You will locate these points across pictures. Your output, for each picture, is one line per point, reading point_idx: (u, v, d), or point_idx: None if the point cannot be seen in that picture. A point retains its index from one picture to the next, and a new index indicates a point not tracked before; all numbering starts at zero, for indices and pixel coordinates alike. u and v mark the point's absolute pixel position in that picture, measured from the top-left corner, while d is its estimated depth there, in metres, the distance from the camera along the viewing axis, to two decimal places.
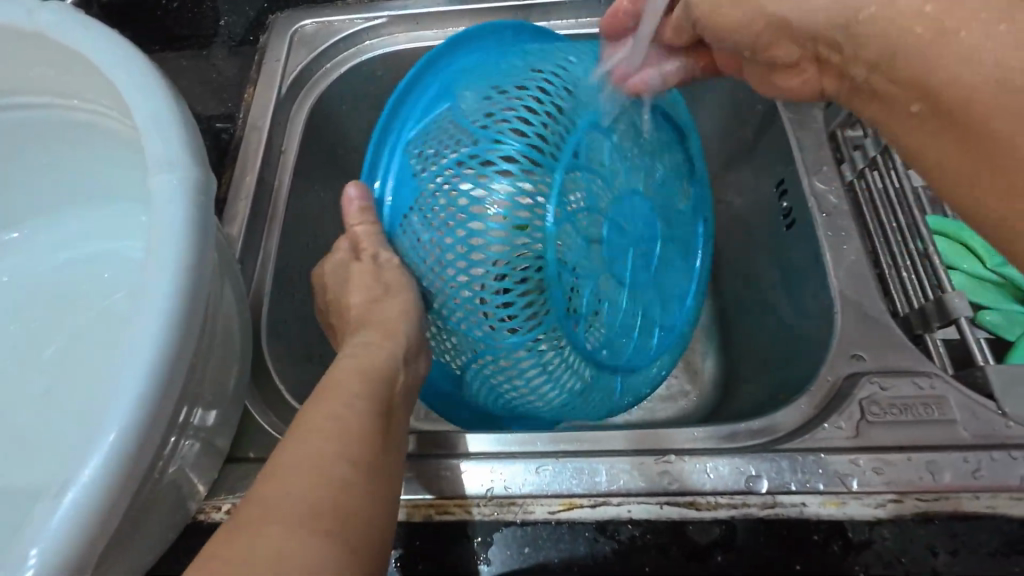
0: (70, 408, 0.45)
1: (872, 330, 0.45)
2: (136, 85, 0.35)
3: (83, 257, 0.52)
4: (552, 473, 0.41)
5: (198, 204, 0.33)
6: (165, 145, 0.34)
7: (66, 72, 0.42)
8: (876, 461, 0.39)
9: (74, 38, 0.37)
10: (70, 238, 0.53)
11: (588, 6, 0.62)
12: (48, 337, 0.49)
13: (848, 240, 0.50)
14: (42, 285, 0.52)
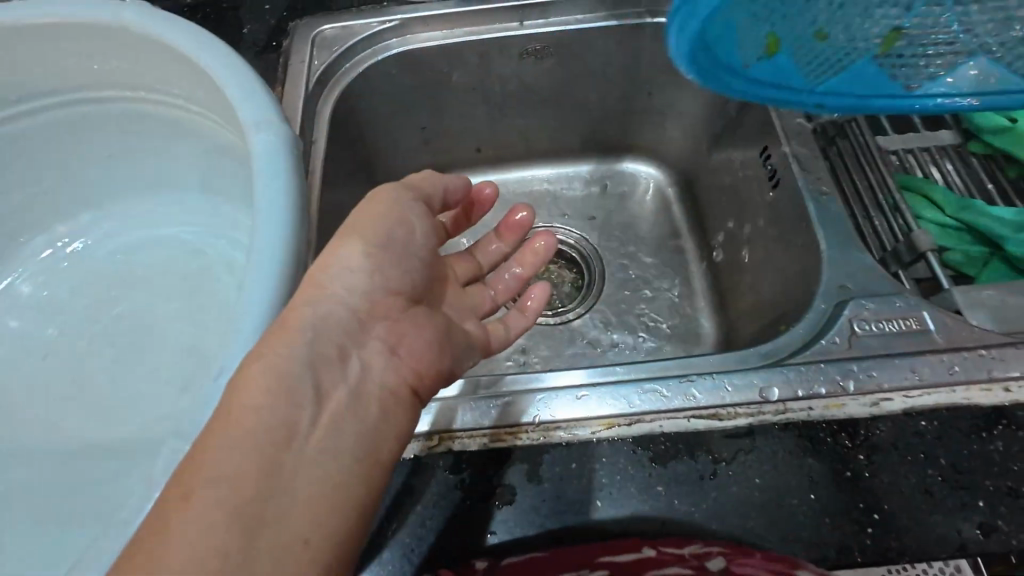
0: (166, 369, 0.53)
1: (854, 265, 0.52)
2: (224, 66, 0.44)
3: (149, 238, 0.60)
4: (589, 398, 0.46)
5: (287, 156, 0.43)
6: (256, 110, 0.43)
7: (141, 64, 0.49)
8: (868, 366, 0.45)
9: (158, 29, 0.45)
10: (135, 223, 0.60)
11: (582, 8, 0.70)
12: (140, 305, 0.57)
13: (827, 192, 0.58)
14: (116, 266, 0.59)
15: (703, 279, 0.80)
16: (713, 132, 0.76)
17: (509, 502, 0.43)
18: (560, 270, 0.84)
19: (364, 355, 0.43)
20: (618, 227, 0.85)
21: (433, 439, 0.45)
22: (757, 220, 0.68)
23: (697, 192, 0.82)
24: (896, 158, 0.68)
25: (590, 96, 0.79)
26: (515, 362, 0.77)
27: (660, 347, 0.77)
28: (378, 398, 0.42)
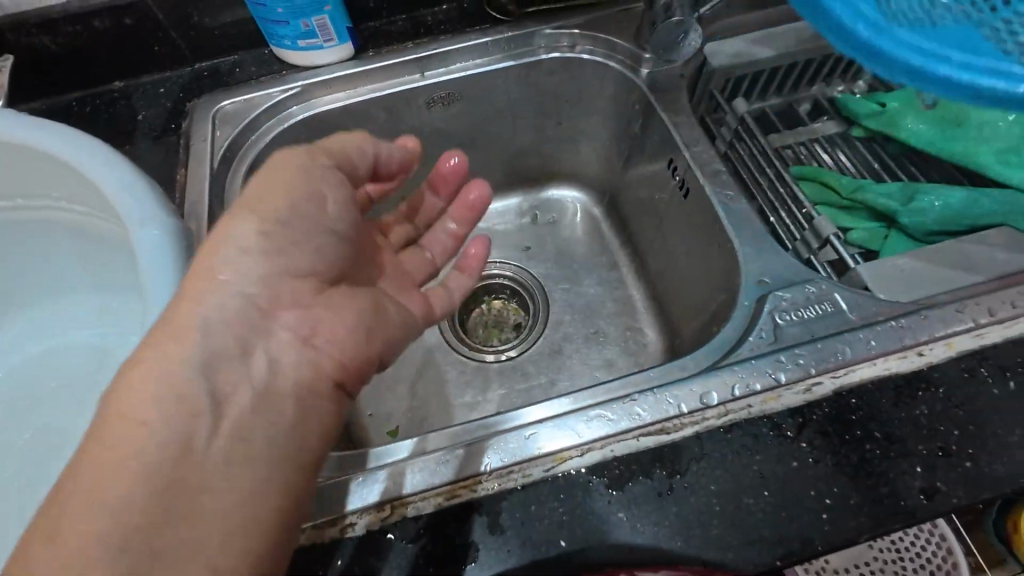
0: None
1: (768, 259, 0.55)
2: (101, 165, 0.43)
3: (51, 348, 0.56)
4: (538, 435, 0.45)
5: (178, 251, 0.41)
6: (141, 206, 0.42)
7: (19, 172, 0.47)
8: (795, 354, 0.47)
9: (27, 134, 0.43)
10: (34, 334, 0.56)
11: (479, 52, 0.72)
12: (44, 423, 0.52)
13: (733, 194, 0.61)
14: (14, 384, 0.55)
15: (641, 290, 0.82)
16: (624, 151, 0.80)
17: (474, 560, 0.41)
18: (506, 305, 0.86)
19: (269, 348, 0.41)
20: (552, 253, 0.87)
21: (385, 509, 0.43)
22: (677, 228, 0.71)
23: (621, 209, 0.85)
24: (791, 152, 0.72)
25: (503, 133, 0.81)
26: (471, 406, 0.76)
27: (612, 364, 0.77)
28: (291, 393, 0.41)
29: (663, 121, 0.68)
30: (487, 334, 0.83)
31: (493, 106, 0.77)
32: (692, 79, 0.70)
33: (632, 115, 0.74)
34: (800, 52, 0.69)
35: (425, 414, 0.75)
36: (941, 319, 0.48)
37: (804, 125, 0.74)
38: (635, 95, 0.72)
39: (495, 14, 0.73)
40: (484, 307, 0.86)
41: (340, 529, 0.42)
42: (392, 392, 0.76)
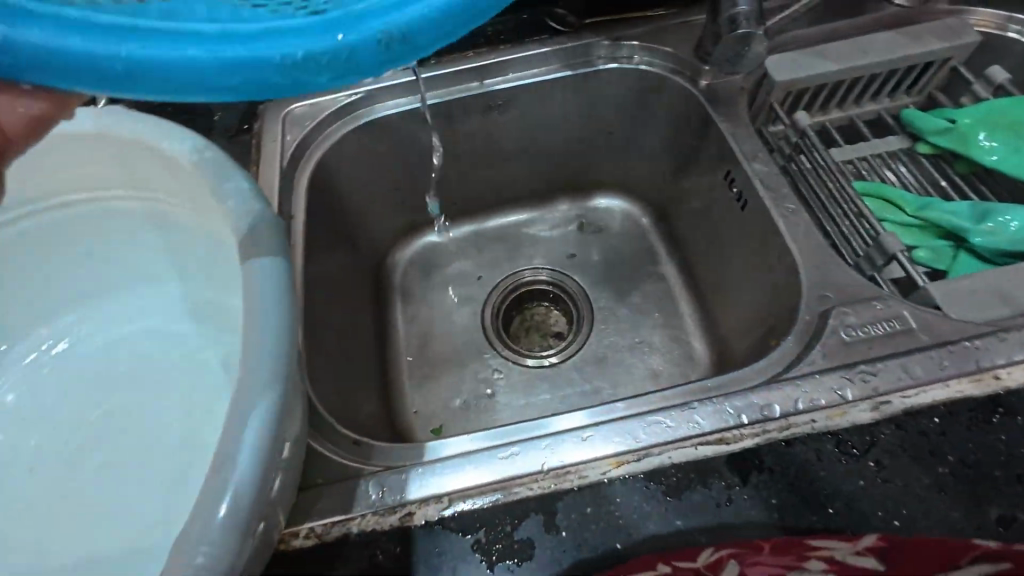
0: (164, 471, 0.49)
1: (832, 273, 0.54)
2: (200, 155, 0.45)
3: (131, 336, 0.56)
4: (595, 438, 0.46)
5: (276, 233, 0.43)
6: (241, 193, 0.44)
7: (119, 164, 0.49)
8: (862, 371, 0.46)
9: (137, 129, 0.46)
10: (115, 322, 0.57)
11: (538, 61, 0.74)
12: (126, 408, 0.53)
13: (795, 208, 0.60)
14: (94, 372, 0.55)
15: (689, 301, 0.81)
16: (677, 161, 0.79)
17: (528, 558, 0.42)
18: (548, 312, 0.86)
19: None
20: (600, 260, 0.87)
21: (443, 501, 0.44)
22: (731, 240, 0.71)
23: (670, 220, 0.85)
24: (851, 167, 0.71)
25: (555, 142, 0.82)
26: (515, 409, 0.76)
27: (657, 375, 0.77)
28: None
29: (722, 132, 0.68)
30: (529, 339, 0.84)
31: (548, 114, 0.78)
32: (752, 91, 0.70)
33: (688, 127, 0.75)
34: (865, 65, 0.67)
35: (469, 415, 0.75)
36: (1020, 343, 0.46)
37: (867, 141, 0.72)
38: (692, 106, 0.72)
39: (554, 26, 0.75)
40: (526, 312, 0.87)
41: (399, 518, 0.43)
42: (438, 392, 0.77)
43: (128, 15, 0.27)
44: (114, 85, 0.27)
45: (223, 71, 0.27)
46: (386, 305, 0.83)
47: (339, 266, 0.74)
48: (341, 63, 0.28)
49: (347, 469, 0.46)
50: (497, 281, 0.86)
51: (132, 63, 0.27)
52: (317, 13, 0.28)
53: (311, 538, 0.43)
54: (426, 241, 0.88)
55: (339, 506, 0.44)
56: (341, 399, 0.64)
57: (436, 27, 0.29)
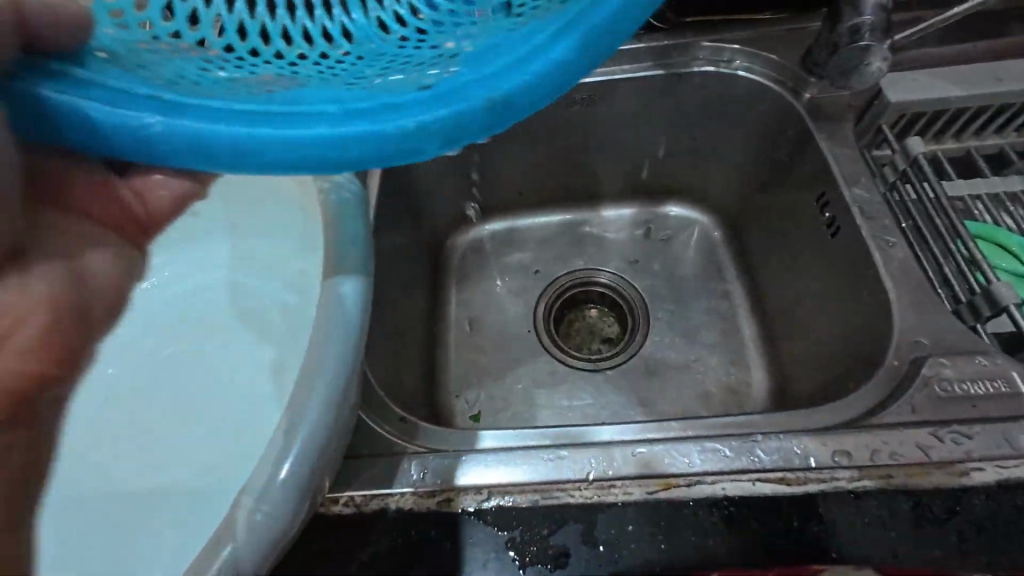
0: (229, 415, 0.52)
1: (935, 318, 0.50)
2: None
3: (211, 282, 0.59)
4: (647, 456, 0.44)
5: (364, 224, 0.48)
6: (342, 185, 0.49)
7: None
8: (954, 432, 0.43)
9: None
10: (198, 266, 0.60)
11: (630, 55, 0.71)
12: (202, 348, 0.56)
13: (895, 242, 0.56)
14: (178, 311, 0.58)
15: (753, 325, 0.76)
16: (763, 176, 0.75)
17: (562, 565, 0.41)
18: (601, 315, 0.83)
19: None
20: (665, 269, 0.82)
21: (483, 493, 0.43)
22: (813, 267, 0.66)
23: (745, 239, 0.80)
24: (962, 204, 0.64)
25: (633, 142, 0.78)
26: (554, 409, 0.73)
27: (708, 397, 0.73)
28: None
29: (821, 150, 0.64)
30: (579, 341, 0.81)
31: (631, 114, 0.75)
32: (860, 110, 0.65)
33: (782, 141, 0.70)
34: (998, 94, 0.61)
35: (507, 409, 0.73)
36: None
37: (984, 176, 0.65)
38: (791, 119, 0.68)
39: (652, 20, 0.72)
40: (579, 313, 0.83)
41: (436, 503, 0.43)
42: (479, 380, 0.76)
43: (170, 91, 0.27)
44: (136, 149, 0.26)
45: (249, 155, 0.26)
46: (441, 286, 0.82)
47: (403, 242, 0.75)
48: (375, 145, 0.27)
49: (391, 444, 0.47)
50: (554, 277, 0.83)
51: (161, 134, 0.26)
52: (360, 103, 0.27)
53: (350, 507, 0.43)
54: (488, 228, 0.86)
55: (380, 479, 0.44)
56: (386, 375, 0.65)
57: (485, 117, 0.27)
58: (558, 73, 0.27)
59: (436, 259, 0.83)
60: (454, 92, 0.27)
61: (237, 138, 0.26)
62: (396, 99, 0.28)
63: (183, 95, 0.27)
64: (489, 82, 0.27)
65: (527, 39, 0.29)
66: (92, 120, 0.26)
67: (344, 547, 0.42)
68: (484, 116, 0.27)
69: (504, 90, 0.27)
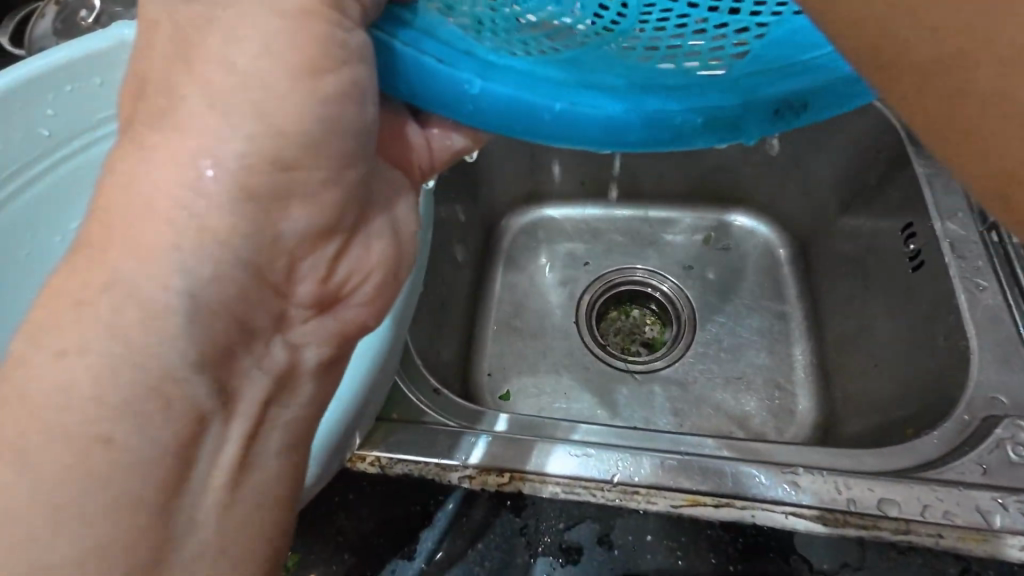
0: None
1: (1013, 376, 0.48)
2: None
3: None
4: (676, 468, 0.42)
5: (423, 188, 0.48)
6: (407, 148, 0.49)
7: None
8: (1021, 502, 0.40)
9: None
10: None
11: None
12: None
13: (985, 286, 0.52)
14: None
15: (807, 353, 0.72)
16: (843, 197, 0.70)
17: (574, 562, 0.41)
18: (645, 318, 0.80)
19: None
20: (720, 280, 0.79)
21: (503, 476, 0.43)
22: (886, 302, 0.62)
23: (812, 262, 0.76)
24: None
25: (708, 142, 0.75)
26: (587, 405, 0.72)
27: (747, 420, 0.69)
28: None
29: (916, 178, 0.59)
30: (618, 340, 0.78)
31: None
32: None
33: (872, 162, 0.65)
34: None
35: (537, 397, 0.73)
36: None
37: None
38: (885, 139, 0.63)
39: None
40: (622, 312, 0.81)
41: (457, 477, 0.43)
42: (515, 363, 0.75)
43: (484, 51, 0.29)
44: (408, 91, 0.29)
45: (488, 101, 0.28)
46: (488, 266, 0.82)
47: (458, 216, 0.75)
48: (607, 131, 0.28)
49: (422, 414, 0.47)
50: (603, 272, 0.81)
51: (478, 94, 0.28)
52: (614, 82, 0.29)
53: (375, 467, 0.43)
54: (543, 213, 0.84)
55: (406, 444, 0.44)
56: (424, 345, 0.66)
57: (724, 120, 0.28)
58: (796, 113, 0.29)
59: (487, 238, 0.83)
60: (711, 91, 0.29)
61: (493, 92, 0.28)
62: (653, 85, 0.29)
63: (482, 50, 0.29)
64: (786, 82, 0.29)
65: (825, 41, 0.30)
66: (422, 67, 0.28)
67: (363, 505, 0.43)
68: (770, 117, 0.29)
69: (797, 90, 0.28)
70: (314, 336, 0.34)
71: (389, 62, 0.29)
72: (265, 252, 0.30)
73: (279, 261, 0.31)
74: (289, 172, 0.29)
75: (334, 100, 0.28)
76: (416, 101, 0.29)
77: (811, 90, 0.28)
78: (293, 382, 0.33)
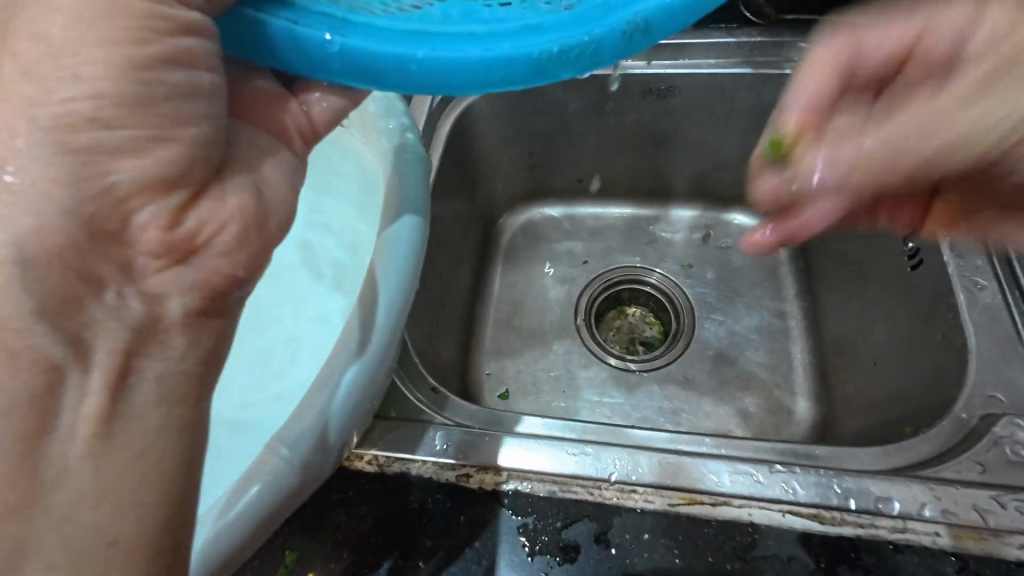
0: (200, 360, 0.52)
1: (1013, 375, 0.48)
2: None
3: None
4: (674, 467, 0.43)
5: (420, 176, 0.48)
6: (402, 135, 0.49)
7: None
8: (1018, 501, 0.40)
9: None
10: None
11: (720, 52, 0.67)
12: None
13: (984, 285, 0.52)
14: None
15: (807, 352, 0.72)
16: None
17: (571, 560, 0.40)
18: (644, 317, 0.81)
19: None
20: (719, 279, 0.79)
21: (501, 475, 0.43)
22: (885, 300, 0.62)
23: (811, 260, 0.76)
24: None
25: (709, 140, 0.74)
26: (585, 402, 0.72)
27: (746, 417, 0.69)
28: None
29: None
30: (617, 339, 0.79)
31: (710, 113, 0.71)
32: None
33: None
34: None
35: (537, 396, 0.73)
36: None
37: None
38: None
39: (750, 17, 0.68)
40: (622, 312, 0.81)
41: (455, 475, 0.44)
42: (514, 361, 0.75)
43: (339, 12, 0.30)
44: (261, 53, 0.30)
45: (352, 59, 0.29)
46: (487, 264, 0.82)
47: (457, 215, 0.75)
48: (473, 76, 0.29)
49: (420, 413, 0.48)
50: (603, 271, 0.81)
51: (337, 52, 0.29)
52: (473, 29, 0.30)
53: (372, 465, 0.44)
54: (543, 212, 0.84)
55: (404, 444, 0.45)
56: (423, 344, 0.66)
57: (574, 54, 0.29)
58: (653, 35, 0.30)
59: (486, 236, 0.83)
60: (569, 24, 0.29)
61: (354, 47, 0.28)
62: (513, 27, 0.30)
63: (342, 11, 0.30)
64: (631, 9, 0.29)
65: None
66: (281, 32, 0.29)
67: (359, 502, 0.43)
68: (621, 41, 0.29)
69: (646, 11, 0.29)
70: (168, 285, 0.32)
71: (248, 34, 0.30)
72: (93, 201, 0.29)
73: (111, 211, 0.30)
74: (114, 125, 0.28)
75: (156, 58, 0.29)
76: (287, 70, 0.30)
77: (652, 9, 0.29)
78: (155, 336, 0.32)
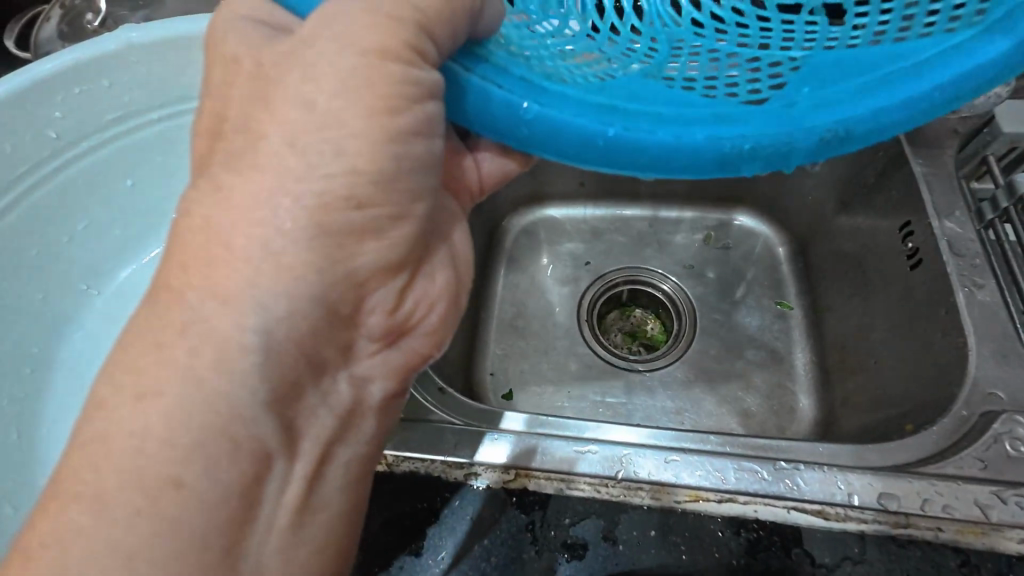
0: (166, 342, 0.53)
1: (1012, 373, 0.49)
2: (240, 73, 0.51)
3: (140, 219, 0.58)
4: (679, 464, 0.43)
5: None
6: None
7: (143, 81, 0.52)
8: (1018, 495, 0.41)
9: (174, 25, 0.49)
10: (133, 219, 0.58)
11: None
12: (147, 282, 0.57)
13: (983, 284, 0.53)
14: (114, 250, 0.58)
15: (808, 351, 0.73)
16: (843, 196, 0.70)
17: (580, 557, 0.41)
18: (646, 318, 0.82)
19: None
20: (719, 279, 0.79)
21: (509, 473, 0.44)
22: (885, 300, 0.62)
23: (811, 261, 0.76)
24: None
25: None
26: (589, 402, 0.72)
27: (748, 416, 0.70)
28: None
29: (914, 176, 0.60)
30: (620, 339, 0.80)
31: None
32: (964, 138, 0.60)
33: (871, 161, 0.66)
34: None
35: (540, 397, 0.73)
36: None
37: None
38: (882, 139, 0.64)
39: None
40: (623, 312, 0.82)
41: (464, 474, 0.44)
42: (518, 362, 0.76)
43: (535, 77, 0.32)
44: (452, 118, 0.32)
45: (544, 126, 0.30)
46: (490, 266, 0.82)
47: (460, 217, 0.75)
48: (658, 153, 0.30)
49: (428, 412, 0.48)
50: (604, 272, 0.82)
51: (527, 116, 0.30)
52: (660, 111, 0.32)
53: (381, 464, 0.44)
54: (545, 213, 0.85)
55: (412, 442, 0.45)
56: None
57: (767, 150, 0.30)
58: (841, 142, 0.30)
59: (488, 238, 0.83)
60: (766, 121, 0.30)
61: (550, 116, 0.29)
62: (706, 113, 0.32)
63: (538, 79, 0.32)
64: (846, 110, 0.30)
65: (872, 70, 0.32)
66: (484, 92, 0.30)
67: (367, 501, 0.43)
68: (817, 144, 0.30)
69: (850, 119, 0.29)
70: None
71: (456, 92, 0.31)
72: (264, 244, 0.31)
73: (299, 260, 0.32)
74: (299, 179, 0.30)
75: (408, 132, 0.31)
76: (467, 126, 0.32)
77: (857, 117, 0.29)
78: (313, 382, 0.34)
